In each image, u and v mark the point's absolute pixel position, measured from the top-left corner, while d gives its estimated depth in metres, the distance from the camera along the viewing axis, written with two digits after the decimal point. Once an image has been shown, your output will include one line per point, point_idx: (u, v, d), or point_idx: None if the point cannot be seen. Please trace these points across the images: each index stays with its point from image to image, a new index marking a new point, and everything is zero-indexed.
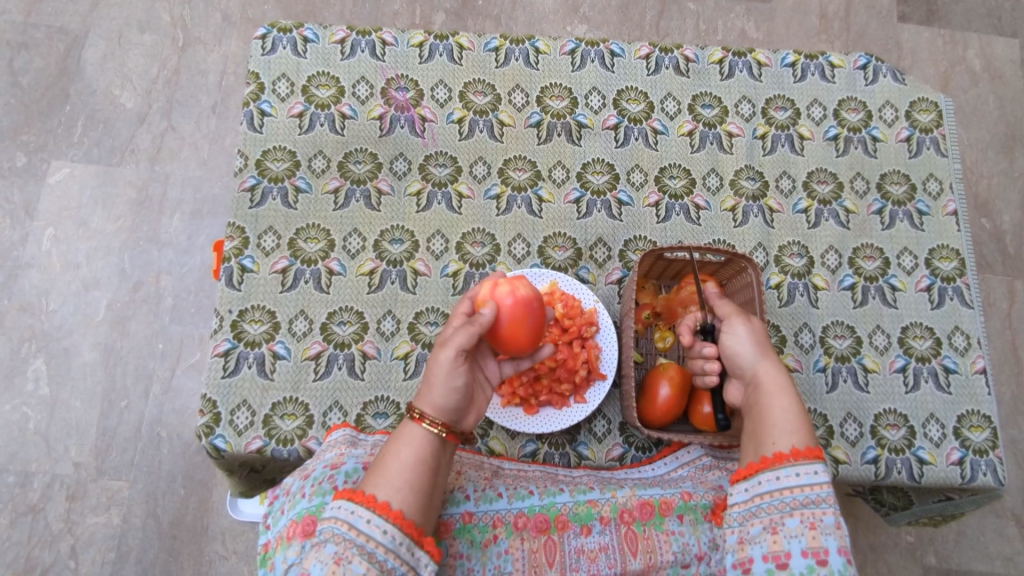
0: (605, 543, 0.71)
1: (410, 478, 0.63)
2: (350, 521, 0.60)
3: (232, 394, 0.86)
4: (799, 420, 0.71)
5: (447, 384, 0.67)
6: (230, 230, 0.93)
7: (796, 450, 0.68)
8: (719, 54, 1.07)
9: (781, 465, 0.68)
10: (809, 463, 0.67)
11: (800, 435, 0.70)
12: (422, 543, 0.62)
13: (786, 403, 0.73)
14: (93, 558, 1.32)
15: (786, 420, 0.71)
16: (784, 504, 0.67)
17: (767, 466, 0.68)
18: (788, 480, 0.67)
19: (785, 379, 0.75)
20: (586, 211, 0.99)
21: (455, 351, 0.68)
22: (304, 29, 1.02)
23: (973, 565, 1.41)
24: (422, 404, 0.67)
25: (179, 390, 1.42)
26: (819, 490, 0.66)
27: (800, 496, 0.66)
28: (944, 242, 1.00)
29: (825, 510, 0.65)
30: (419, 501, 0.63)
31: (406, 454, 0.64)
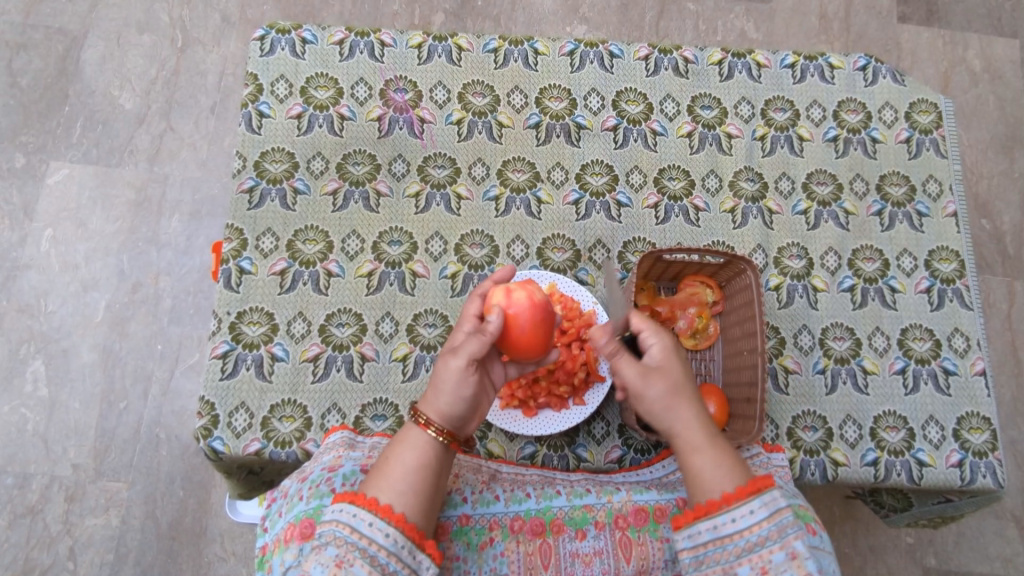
0: (600, 547, 0.71)
1: (414, 483, 0.63)
2: (353, 524, 0.60)
3: (230, 396, 0.86)
4: (735, 467, 0.66)
5: (454, 393, 0.68)
6: (228, 232, 0.92)
7: (743, 488, 0.64)
8: (718, 55, 1.07)
9: (738, 507, 0.63)
10: (764, 494, 0.63)
11: (738, 475, 0.65)
12: (424, 546, 0.62)
13: (711, 446, 0.67)
14: (92, 559, 1.32)
15: (721, 470, 0.66)
16: (732, 551, 0.63)
17: (718, 509, 0.63)
18: (749, 519, 0.63)
19: (702, 415, 0.69)
20: (586, 212, 0.99)
21: (464, 363, 0.68)
22: (302, 30, 1.02)
23: (973, 566, 1.40)
24: (428, 409, 0.68)
25: (179, 391, 1.42)
26: (782, 517, 0.62)
27: (746, 541, 0.62)
28: (943, 244, 1.00)
29: (771, 549, 0.62)
30: (422, 505, 0.63)
31: (408, 458, 0.65)
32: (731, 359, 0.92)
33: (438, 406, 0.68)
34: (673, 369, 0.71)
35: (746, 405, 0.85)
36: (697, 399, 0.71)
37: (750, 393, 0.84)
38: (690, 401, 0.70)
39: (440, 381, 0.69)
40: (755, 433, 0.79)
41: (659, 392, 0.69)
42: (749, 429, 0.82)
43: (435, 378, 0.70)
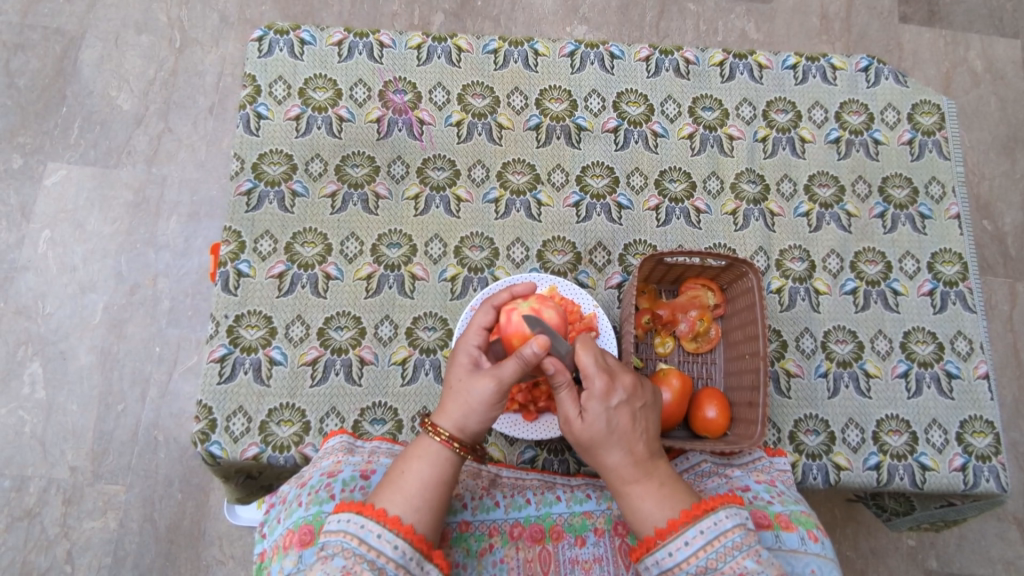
0: (599, 554, 0.71)
1: (427, 496, 0.63)
2: (360, 536, 0.59)
3: (228, 401, 0.85)
4: (658, 510, 0.65)
5: (485, 415, 0.68)
6: (226, 235, 0.92)
7: (674, 521, 0.63)
8: (719, 57, 1.06)
9: (671, 541, 0.62)
10: (701, 521, 0.63)
11: (663, 514, 0.64)
12: (431, 556, 0.61)
13: (642, 490, 0.66)
14: (89, 563, 1.31)
15: (641, 513, 0.65)
16: None
17: (653, 545, 0.63)
18: (686, 549, 0.62)
19: (635, 457, 0.66)
20: (586, 214, 0.99)
21: (503, 387, 0.67)
22: (300, 31, 1.01)
23: (975, 569, 1.40)
24: (454, 427, 0.67)
25: (177, 393, 1.42)
26: (723, 540, 0.62)
27: (690, 572, 0.62)
28: (946, 246, 0.99)
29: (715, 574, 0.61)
30: (432, 518, 0.63)
31: (424, 472, 0.64)
32: (732, 362, 0.91)
33: (464, 424, 0.67)
34: (593, 415, 0.66)
35: (748, 409, 0.84)
36: (621, 443, 0.66)
37: (752, 398, 0.84)
38: (613, 446, 0.66)
39: (471, 401, 0.67)
40: (757, 438, 0.78)
41: (580, 437, 0.67)
42: (751, 434, 0.81)
43: (462, 395, 0.68)
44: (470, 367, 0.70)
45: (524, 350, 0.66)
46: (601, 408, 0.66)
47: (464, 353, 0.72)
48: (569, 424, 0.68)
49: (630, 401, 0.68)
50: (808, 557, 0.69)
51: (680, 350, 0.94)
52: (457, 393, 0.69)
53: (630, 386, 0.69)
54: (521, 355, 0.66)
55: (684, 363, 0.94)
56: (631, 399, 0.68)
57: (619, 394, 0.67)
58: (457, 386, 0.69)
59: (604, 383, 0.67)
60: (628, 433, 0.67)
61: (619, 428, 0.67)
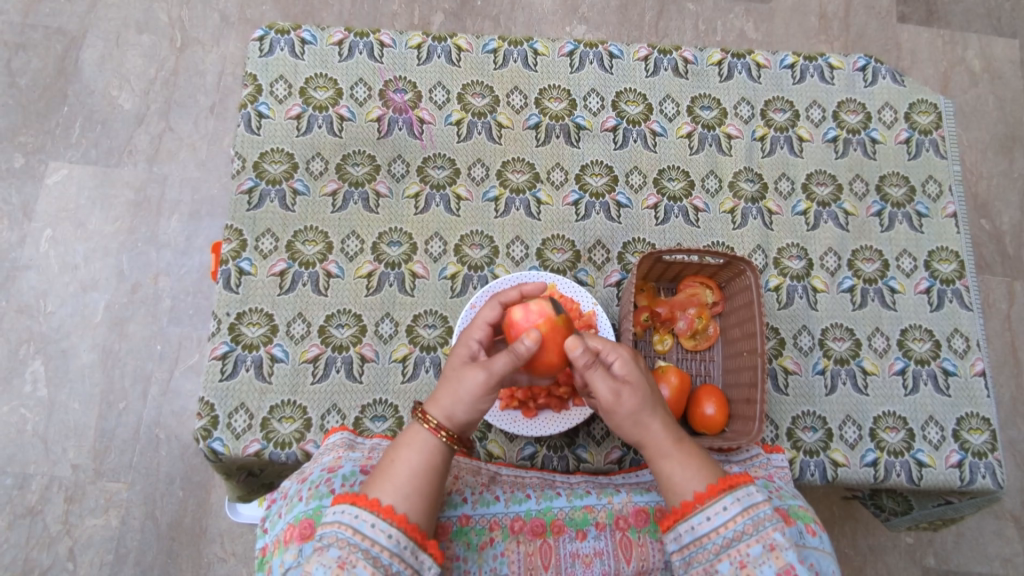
0: (600, 548, 0.71)
1: (420, 486, 0.64)
2: (355, 526, 0.60)
3: (229, 398, 0.86)
4: (706, 467, 0.67)
5: (473, 404, 0.68)
6: (227, 233, 0.92)
7: (713, 486, 0.65)
8: (717, 56, 1.07)
9: (710, 505, 0.64)
10: (738, 490, 0.64)
11: (706, 475, 0.66)
12: (426, 545, 0.62)
13: (687, 450, 0.68)
14: (92, 559, 1.32)
15: (691, 473, 0.66)
16: (715, 549, 0.63)
17: (695, 509, 0.64)
18: (723, 515, 0.64)
19: (670, 420, 0.70)
20: (585, 213, 0.99)
21: (494, 378, 0.68)
22: (301, 31, 1.02)
23: (972, 566, 1.40)
24: (443, 416, 0.67)
25: (178, 391, 1.42)
26: (757, 510, 0.64)
27: (722, 539, 0.63)
28: (943, 244, 1.00)
29: (750, 542, 0.62)
30: (425, 507, 0.63)
31: (415, 462, 0.65)
32: (731, 359, 0.92)
33: (453, 414, 0.67)
34: (636, 380, 0.69)
35: (746, 406, 0.85)
36: (660, 407, 0.69)
37: (750, 394, 0.84)
38: (656, 411, 0.69)
39: (461, 391, 0.68)
40: (755, 433, 0.78)
41: (626, 408, 0.68)
42: (749, 430, 0.81)
43: (455, 384, 0.69)
44: (467, 358, 0.71)
45: (518, 345, 0.68)
46: (640, 373, 0.70)
47: (465, 345, 0.73)
48: (612, 396, 0.68)
49: (650, 371, 0.73)
50: (808, 550, 0.69)
51: (679, 347, 0.95)
52: (449, 382, 0.69)
53: (644, 361, 0.74)
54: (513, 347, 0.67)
55: (683, 361, 0.95)
56: (649, 369, 0.73)
57: (643, 363, 0.72)
58: (451, 374, 0.70)
59: (631, 354, 0.71)
60: (660, 399, 0.71)
61: (655, 393, 0.70)
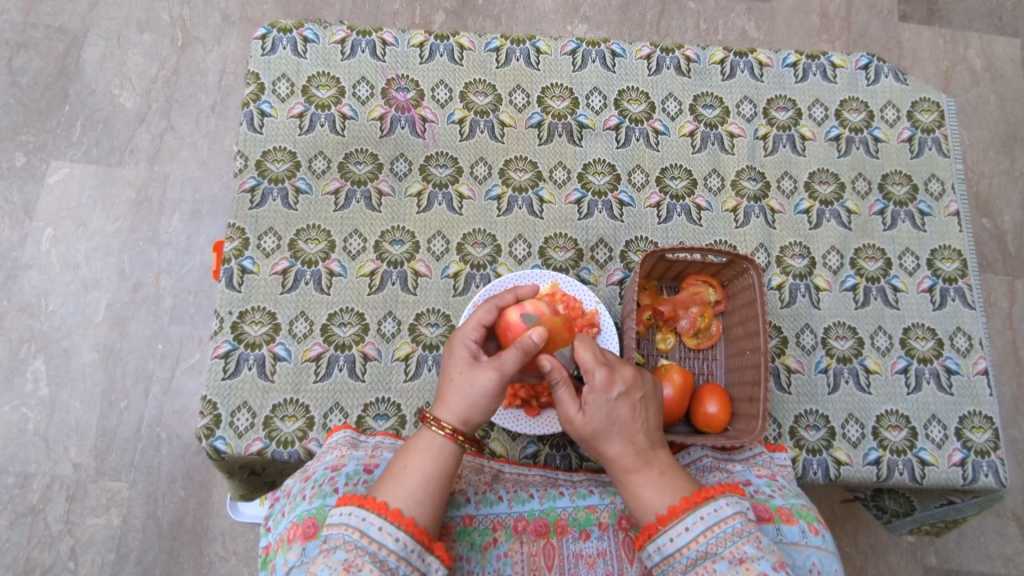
0: (604, 548, 0.71)
1: (429, 490, 0.64)
2: (362, 528, 0.60)
3: (232, 396, 0.86)
4: (656, 499, 0.66)
5: (486, 406, 0.68)
6: (230, 231, 0.92)
7: (674, 508, 0.64)
8: (720, 54, 1.07)
9: (672, 526, 0.63)
10: (702, 507, 0.64)
11: (661, 502, 0.66)
12: (433, 548, 0.62)
13: (646, 478, 0.67)
14: (93, 559, 1.32)
15: (641, 501, 0.67)
16: (683, 569, 0.63)
17: (654, 532, 0.64)
18: (686, 535, 0.63)
19: (637, 446, 0.68)
20: (587, 211, 0.99)
21: (504, 379, 0.68)
22: (304, 29, 1.02)
23: (973, 566, 1.41)
24: (457, 420, 0.68)
25: (180, 390, 1.42)
26: (723, 526, 0.63)
27: (690, 558, 0.63)
28: (945, 243, 1.00)
29: (716, 559, 0.62)
30: (433, 511, 0.63)
31: (427, 466, 0.65)
32: (734, 358, 0.92)
33: (467, 417, 0.68)
34: (594, 407, 0.68)
35: (749, 404, 0.85)
36: (622, 433, 0.68)
37: (753, 392, 0.84)
38: (614, 436, 0.68)
39: (474, 394, 0.68)
40: (758, 432, 0.78)
41: (581, 430, 0.69)
42: (752, 428, 0.81)
43: (465, 388, 0.68)
44: (470, 359, 0.71)
45: (525, 341, 0.68)
46: (602, 398, 0.68)
47: (462, 346, 0.72)
48: (571, 418, 0.69)
49: (628, 392, 0.70)
50: (809, 550, 0.69)
51: (682, 346, 0.95)
52: (457, 386, 0.69)
53: (630, 379, 0.70)
54: (521, 344, 0.68)
55: (685, 360, 0.95)
56: (630, 391, 0.70)
57: (619, 386, 0.69)
58: (457, 378, 0.70)
59: (603, 376, 0.69)
60: (629, 425, 0.69)
61: (618, 418, 0.68)
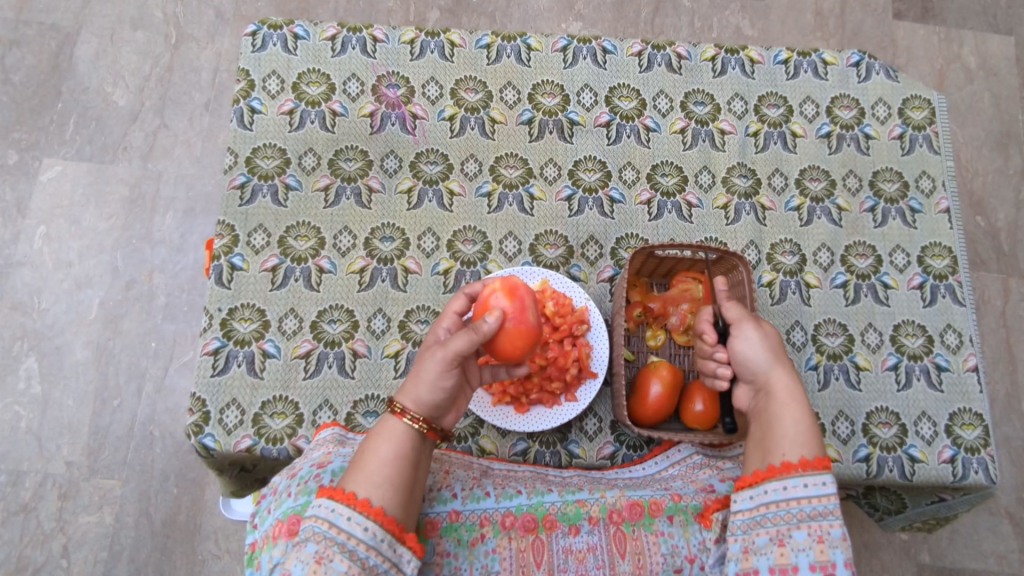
0: (594, 543, 0.71)
1: (392, 475, 0.63)
2: (331, 520, 0.60)
3: (221, 393, 0.85)
4: (805, 438, 0.70)
5: (435, 383, 0.66)
6: (219, 228, 0.92)
7: (806, 460, 0.68)
8: (711, 51, 1.06)
9: (810, 474, 0.67)
10: (813, 475, 0.67)
11: (813, 441, 0.70)
12: (405, 539, 0.62)
13: (803, 414, 0.72)
14: (86, 556, 1.32)
15: (801, 431, 0.70)
16: (792, 516, 0.67)
17: (774, 476, 0.68)
18: (818, 489, 0.66)
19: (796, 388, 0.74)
20: (578, 208, 0.99)
21: (451, 357, 0.66)
22: (293, 26, 1.01)
23: (966, 563, 1.41)
24: (410, 401, 0.66)
25: (172, 389, 1.42)
26: (827, 503, 0.66)
27: (807, 509, 0.66)
28: (936, 240, 0.99)
29: (832, 522, 0.65)
30: (400, 497, 0.62)
31: (386, 451, 0.64)
32: None
33: (419, 398, 0.66)
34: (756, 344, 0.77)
35: None
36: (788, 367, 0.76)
37: None
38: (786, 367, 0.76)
39: (422, 374, 0.67)
40: None
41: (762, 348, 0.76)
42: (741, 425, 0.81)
43: (417, 369, 0.68)
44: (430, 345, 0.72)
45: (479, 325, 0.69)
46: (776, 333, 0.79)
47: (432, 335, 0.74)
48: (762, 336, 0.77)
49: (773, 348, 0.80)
50: None
51: (672, 343, 0.95)
52: (414, 369, 0.69)
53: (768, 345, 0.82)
54: (472, 328, 0.68)
55: (676, 356, 0.94)
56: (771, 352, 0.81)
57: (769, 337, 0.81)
58: (416, 363, 0.70)
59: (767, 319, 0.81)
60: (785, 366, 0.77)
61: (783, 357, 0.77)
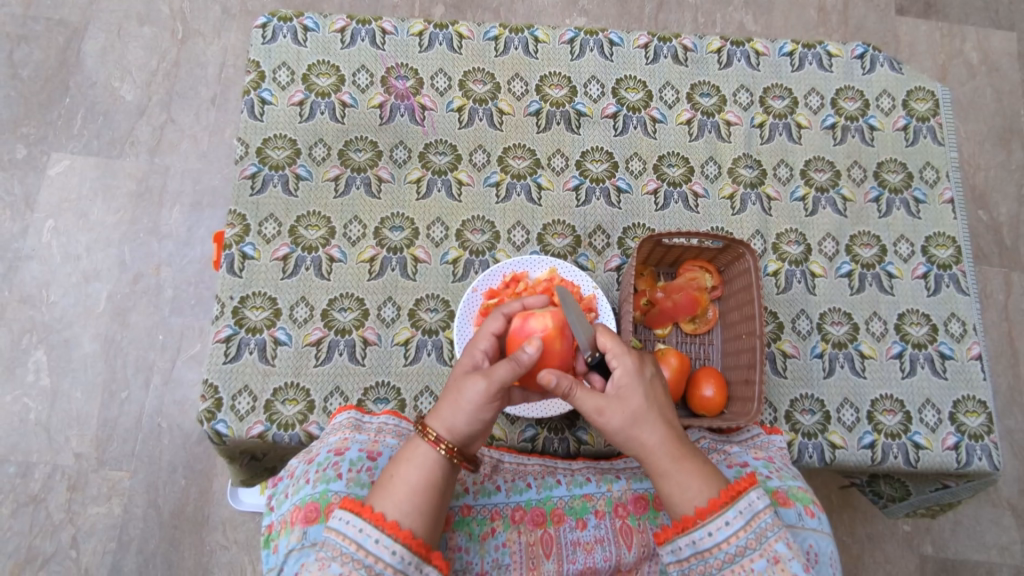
0: (600, 536, 0.73)
1: (419, 502, 0.63)
2: (359, 541, 0.61)
3: (233, 380, 0.86)
4: (689, 500, 0.65)
5: (473, 415, 0.66)
6: (231, 218, 0.93)
7: (702, 510, 0.64)
8: (716, 44, 1.07)
9: (712, 521, 0.64)
10: (740, 502, 0.64)
11: (704, 493, 0.65)
12: (431, 557, 0.62)
13: (687, 475, 0.66)
14: (95, 547, 1.33)
15: (685, 495, 0.65)
16: (714, 563, 0.64)
17: (681, 533, 0.64)
18: (726, 530, 0.64)
19: (674, 444, 0.67)
20: (586, 198, 1.00)
21: (496, 388, 0.67)
22: (303, 18, 1.02)
23: (969, 554, 1.42)
24: (444, 428, 0.66)
25: (180, 381, 1.43)
26: (759, 521, 0.64)
27: (724, 553, 0.64)
28: (940, 230, 1.01)
29: (751, 558, 0.64)
30: (428, 521, 0.63)
31: (413, 477, 0.64)
32: (730, 342, 0.92)
33: (454, 426, 0.66)
34: (631, 391, 0.68)
35: (745, 387, 0.86)
36: (662, 420, 0.68)
37: (749, 375, 0.85)
38: (656, 423, 0.67)
39: (463, 402, 0.67)
40: (753, 414, 0.80)
41: (619, 418, 0.67)
42: (749, 411, 0.82)
43: (455, 397, 0.67)
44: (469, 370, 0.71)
45: (521, 354, 0.68)
46: (635, 382, 0.68)
47: (468, 357, 0.72)
48: (603, 408, 0.67)
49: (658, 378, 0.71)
50: (806, 532, 0.72)
51: (679, 331, 0.95)
52: (451, 394, 0.68)
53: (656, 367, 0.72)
54: (516, 358, 0.68)
55: (683, 344, 0.95)
56: (659, 376, 0.72)
57: (651, 369, 0.71)
58: (452, 387, 0.69)
59: (634, 360, 0.70)
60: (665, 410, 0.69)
61: (658, 403, 0.68)
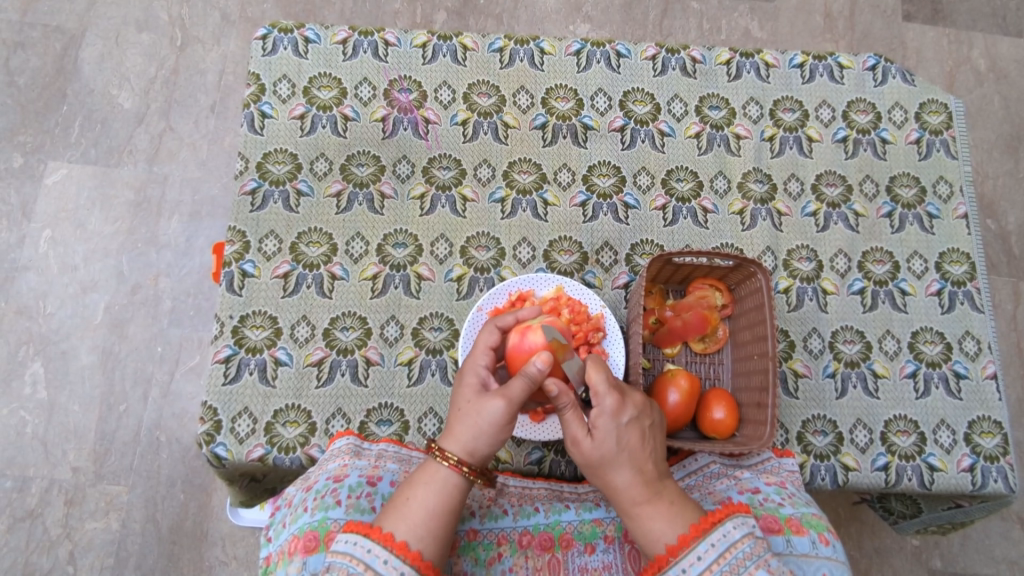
0: (609, 562, 0.71)
1: (433, 525, 0.60)
2: (367, 561, 0.57)
3: (233, 402, 0.84)
4: (651, 542, 0.63)
5: (493, 437, 0.65)
6: (230, 235, 0.91)
7: (672, 547, 0.62)
8: (726, 55, 1.05)
9: (684, 557, 0.61)
10: (712, 534, 0.61)
11: (673, 531, 0.63)
12: None
13: (650, 518, 0.64)
14: (92, 563, 1.31)
15: (652, 534, 0.63)
16: None
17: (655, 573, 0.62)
18: (699, 565, 0.60)
19: (639, 489, 0.64)
20: (592, 214, 0.98)
21: (514, 408, 0.65)
22: (304, 29, 1.00)
23: (979, 569, 1.40)
24: (463, 451, 0.64)
25: (179, 393, 1.41)
26: (734, 552, 0.61)
27: None
28: (954, 246, 0.99)
29: None
30: (438, 545, 0.60)
31: (430, 501, 0.61)
32: (741, 362, 0.90)
33: (474, 448, 0.64)
34: (603, 433, 0.65)
35: (757, 410, 0.83)
36: (631, 463, 0.65)
37: (761, 398, 0.83)
38: (623, 466, 0.65)
39: (482, 423, 0.65)
40: (765, 439, 0.77)
41: (586, 455, 0.66)
42: (761, 435, 0.80)
43: (472, 420, 0.65)
44: (477, 389, 0.68)
45: (530, 367, 0.66)
46: (609, 427, 0.65)
47: (472, 374, 0.70)
48: (576, 443, 0.66)
49: (640, 419, 0.67)
50: (819, 561, 0.68)
51: (688, 350, 0.94)
52: (465, 416, 0.66)
53: (640, 404, 0.68)
54: (527, 372, 0.66)
55: (692, 364, 0.93)
56: (640, 417, 0.67)
57: (630, 413, 0.66)
58: (465, 407, 0.67)
59: (613, 402, 0.66)
60: (638, 453, 0.65)
61: (628, 446, 0.65)
